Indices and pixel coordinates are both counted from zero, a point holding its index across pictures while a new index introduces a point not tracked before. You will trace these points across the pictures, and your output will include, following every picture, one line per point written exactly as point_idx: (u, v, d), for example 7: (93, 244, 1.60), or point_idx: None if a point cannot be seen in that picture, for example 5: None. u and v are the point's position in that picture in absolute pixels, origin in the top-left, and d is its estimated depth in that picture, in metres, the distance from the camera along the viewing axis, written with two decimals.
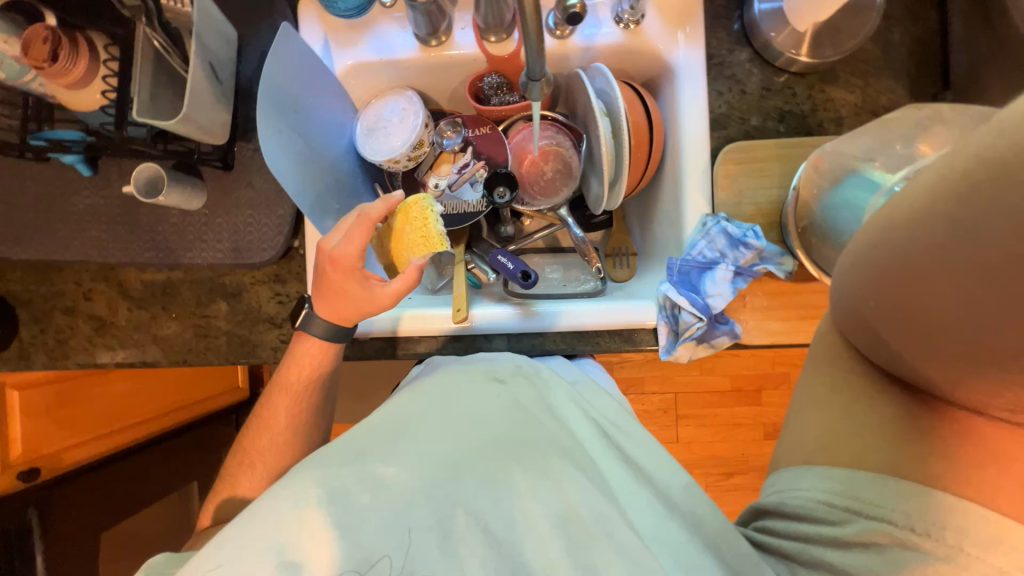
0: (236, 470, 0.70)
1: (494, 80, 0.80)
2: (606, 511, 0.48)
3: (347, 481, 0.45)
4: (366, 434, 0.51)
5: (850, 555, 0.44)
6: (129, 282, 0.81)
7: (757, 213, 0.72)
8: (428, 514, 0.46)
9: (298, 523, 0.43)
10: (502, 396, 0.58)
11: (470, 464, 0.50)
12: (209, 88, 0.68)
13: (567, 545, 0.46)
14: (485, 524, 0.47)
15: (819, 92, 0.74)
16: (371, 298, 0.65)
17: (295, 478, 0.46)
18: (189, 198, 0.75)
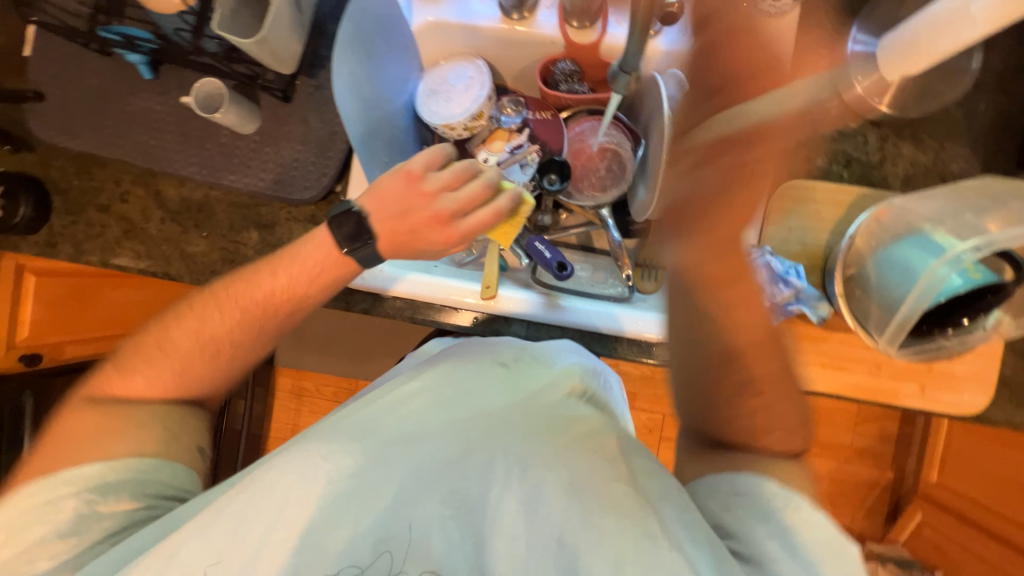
0: (129, 360, 0.63)
1: (567, 66, 0.79)
2: (602, 487, 0.51)
3: (348, 462, 0.53)
4: (367, 413, 0.58)
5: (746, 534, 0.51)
6: (168, 192, 0.81)
7: (802, 253, 0.71)
8: (429, 492, 0.53)
9: (309, 498, 0.51)
10: (502, 382, 0.61)
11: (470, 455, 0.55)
12: (289, 15, 0.67)
13: (570, 516, 0.49)
14: (487, 499, 0.52)
15: (891, 145, 0.72)
16: (437, 247, 0.65)
17: (303, 462, 0.53)
18: (244, 121, 0.75)
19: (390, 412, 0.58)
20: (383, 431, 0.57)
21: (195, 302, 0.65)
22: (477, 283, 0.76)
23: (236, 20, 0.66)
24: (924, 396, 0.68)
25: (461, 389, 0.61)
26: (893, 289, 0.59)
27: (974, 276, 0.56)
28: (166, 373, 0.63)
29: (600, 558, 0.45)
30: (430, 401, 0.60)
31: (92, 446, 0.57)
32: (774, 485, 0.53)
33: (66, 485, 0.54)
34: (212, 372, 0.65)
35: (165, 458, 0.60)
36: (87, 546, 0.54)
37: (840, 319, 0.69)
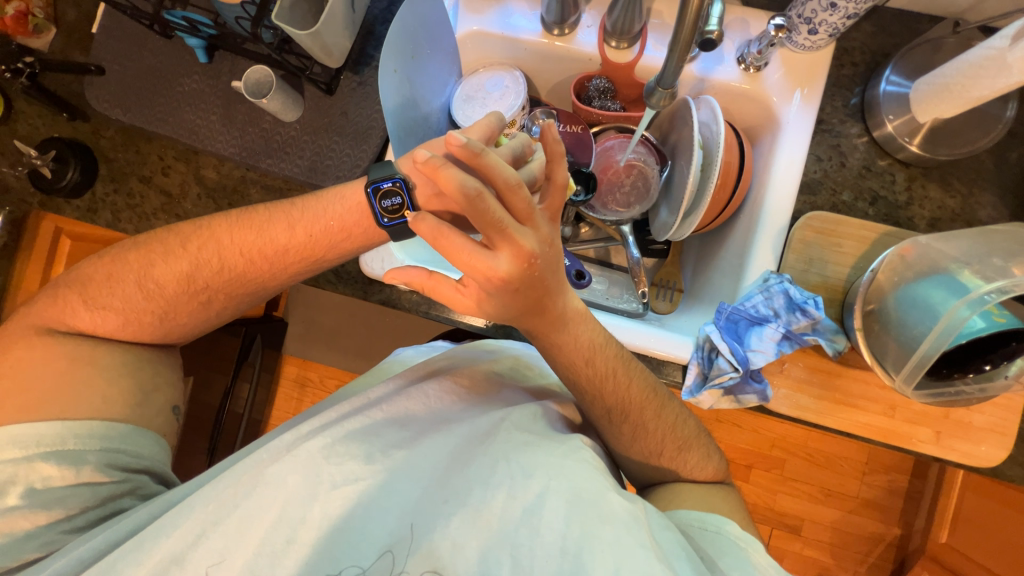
0: (101, 294, 0.64)
1: (601, 83, 0.82)
2: (604, 497, 0.50)
3: (353, 465, 0.53)
4: (373, 416, 0.58)
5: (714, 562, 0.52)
6: (207, 170, 0.84)
7: (821, 286, 0.70)
8: (433, 498, 0.52)
9: (314, 497, 0.52)
10: (497, 390, 0.66)
11: (471, 463, 0.55)
12: (343, 14, 0.71)
13: (574, 524, 0.48)
14: (487, 506, 0.50)
15: (918, 187, 0.72)
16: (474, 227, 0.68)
17: (304, 460, 0.53)
18: (287, 109, 0.78)
19: (394, 418, 0.59)
20: (384, 434, 0.57)
21: (185, 241, 0.65)
22: None
23: (293, 15, 0.70)
24: (939, 443, 0.67)
25: (466, 405, 0.63)
26: (912, 327, 0.59)
27: (998, 319, 0.54)
28: (144, 312, 0.65)
29: (603, 568, 0.45)
30: (437, 412, 0.62)
31: (51, 405, 0.58)
32: (736, 529, 0.56)
33: (17, 447, 0.55)
34: (191, 315, 0.67)
35: (134, 425, 0.62)
36: (47, 522, 0.55)
37: (856, 355, 0.68)
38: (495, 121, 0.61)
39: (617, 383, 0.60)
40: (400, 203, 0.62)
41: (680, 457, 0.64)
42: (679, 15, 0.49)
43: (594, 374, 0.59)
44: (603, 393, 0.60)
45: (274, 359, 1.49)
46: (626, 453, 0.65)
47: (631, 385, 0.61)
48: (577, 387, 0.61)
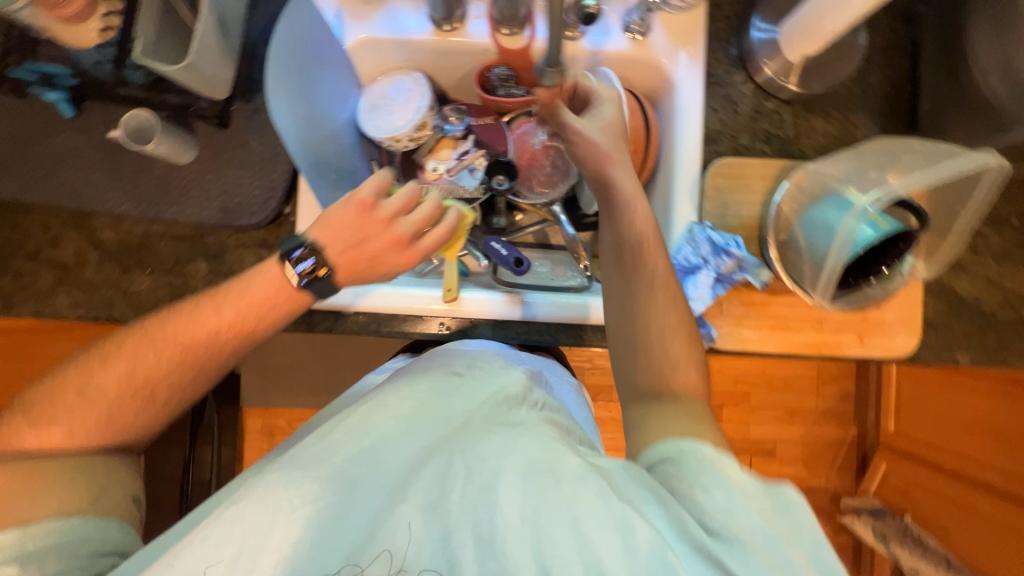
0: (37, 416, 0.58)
1: (502, 72, 0.83)
2: (562, 461, 0.51)
3: (311, 485, 0.52)
4: (330, 437, 0.56)
5: (702, 496, 0.45)
6: (103, 232, 0.77)
7: (740, 226, 0.76)
8: (392, 501, 0.52)
9: (270, 526, 0.49)
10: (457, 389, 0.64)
11: (431, 461, 0.54)
12: (218, 41, 0.67)
13: (530, 493, 0.49)
14: (448, 495, 0.50)
15: (803, 120, 0.79)
16: (397, 268, 0.66)
17: (264, 494, 0.51)
18: (180, 151, 0.73)
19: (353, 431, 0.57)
20: (341, 451, 0.55)
21: (120, 345, 0.61)
22: (439, 289, 0.78)
23: (162, 49, 0.65)
24: (863, 344, 0.74)
25: (433, 405, 0.61)
26: (818, 247, 0.65)
27: (882, 225, 0.61)
28: (88, 432, 0.59)
29: (562, 526, 0.46)
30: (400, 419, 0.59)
31: None
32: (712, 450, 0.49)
33: None
34: (142, 420, 0.62)
35: (94, 516, 0.56)
36: None
37: (781, 283, 0.74)
38: (384, 176, 0.64)
39: (673, 312, 0.64)
40: (312, 265, 0.61)
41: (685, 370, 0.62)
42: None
43: (661, 293, 0.65)
44: (665, 321, 0.64)
45: (234, 414, 1.41)
46: (641, 374, 0.63)
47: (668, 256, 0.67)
48: (639, 241, 0.65)
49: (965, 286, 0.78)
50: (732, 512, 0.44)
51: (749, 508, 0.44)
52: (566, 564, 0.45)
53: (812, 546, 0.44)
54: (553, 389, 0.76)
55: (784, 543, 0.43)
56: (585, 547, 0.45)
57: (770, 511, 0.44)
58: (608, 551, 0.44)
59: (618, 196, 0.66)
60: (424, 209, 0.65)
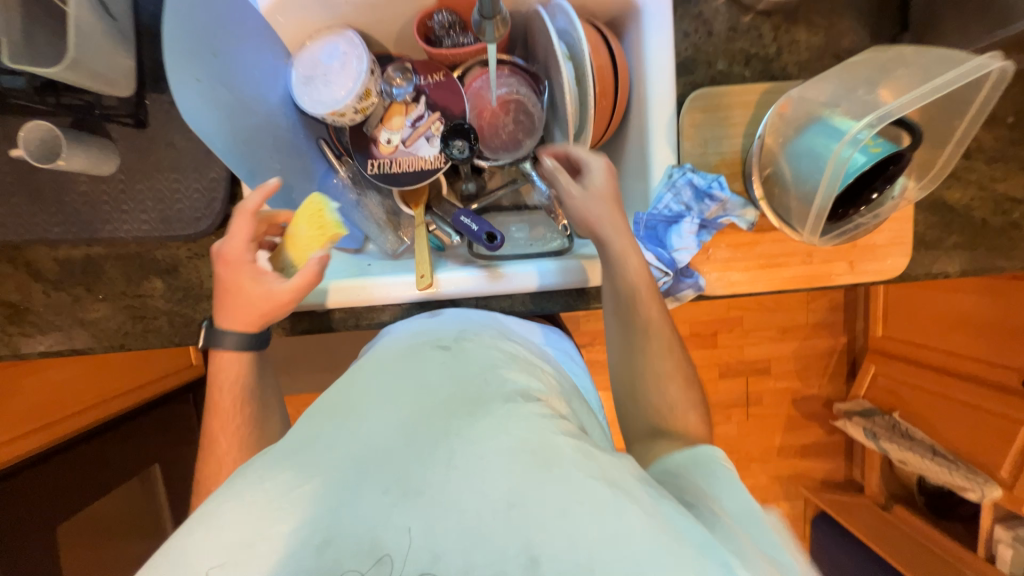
0: None
1: (443, 18, 0.74)
2: (551, 440, 0.46)
3: (287, 474, 0.45)
4: (314, 430, 0.51)
5: (726, 497, 0.47)
6: (40, 262, 0.70)
7: (722, 163, 0.70)
8: (370, 488, 0.44)
9: (246, 519, 0.42)
10: (444, 361, 0.60)
11: (415, 439, 0.48)
12: (101, 26, 0.56)
13: (520, 470, 0.44)
14: (430, 479, 0.44)
15: (784, 33, 0.71)
16: (251, 277, 0.61)
17: (238, 489, 0.45)
18: (99, 162, 0.65)
19: (336, 416, 0.52)
20: (322, 435, 0.49)
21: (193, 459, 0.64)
22: (411, 274, 0.73)
23: (36, 47, 0.55)
24: (854, 271, 0.72)
25: (411, 379, 0.57)
26: (807, 181, 0.60)
27: (874, 150, 0.56)
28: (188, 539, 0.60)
29: (554, 509, 0.41)
30: (378, 400, 0.53)
31: None
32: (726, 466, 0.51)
33: None
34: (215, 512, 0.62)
35: None
36: None
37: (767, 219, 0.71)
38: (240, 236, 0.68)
39: (672, 366, 0.63)
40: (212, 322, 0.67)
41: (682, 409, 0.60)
42: None
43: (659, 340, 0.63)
44: (665, 376, 0.62)
45: None
46: (646, 422, 0.61)
47: (664, 309, 0.66)
48: (633, 295, 0.64)
49: (956, 196, 0.75)
50: (747, 516, 0.45)
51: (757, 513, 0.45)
52: (561, 551, 0.39)
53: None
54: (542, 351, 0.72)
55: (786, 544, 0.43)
56: (577, 536, 0.40)
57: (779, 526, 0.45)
58: (601, 538, 0.40)
59: (613, 251, 0.64)
60: (228, 221, 0.62)
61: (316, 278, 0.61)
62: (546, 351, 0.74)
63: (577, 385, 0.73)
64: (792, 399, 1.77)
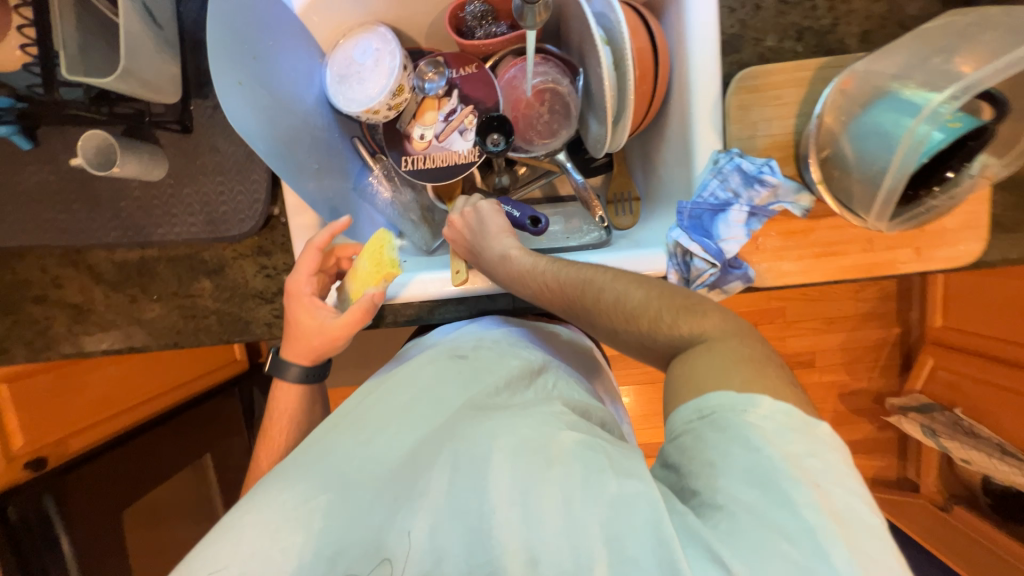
0: None
1: (477, 8, 0.72)
2: (552, 445, 0.50)
3: (305, 485, 0.50)
4: (331, 437, 0.56)
5: (742, 459, 0.43)
6: (99, 265, 0.74)
7: (773, 146, 0.66)
8: (386, 494, 0.49)
9: (274, 524, 0.47)
10: (457, 368, 0.63)
11: (424, 448, 0.53)
12: (150, 35, 0.58)
13: (520, 475, 0.48)
14: (434, 482, 0.49)
15: (840, 2, 0.65)
16: (316, 313, 0.67)
17: (268, 493, 0.50)
18: (149, 168, 0.67)
19: (353, 423, 0.57)
20: (336, 445, 0.54)
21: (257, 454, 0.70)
22: (447, 270, 0.74)
23: (91, 58, 0.57)
24: (921, 258, 0.67)
25: (423, 385, 0.61)
26: (874, 161, 0.56)
27: (954, 126, 0.52)
28: None
29: (545, 516, 0.45)
30: (391, 407, 0.59)
31: None
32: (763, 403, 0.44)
33: None
34: None
35: None
36: None
37: (823, 205, 0.66)
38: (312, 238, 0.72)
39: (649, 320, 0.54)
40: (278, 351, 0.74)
41: (681, 325, 0.52)
42: None
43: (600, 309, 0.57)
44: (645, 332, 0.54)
45: None
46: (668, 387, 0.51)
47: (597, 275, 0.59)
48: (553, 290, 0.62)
49: None
50: (755, 477, 0.42)
51: (774, 456, 0.42)
52: (558, 547, 0.44)
53: (840, 488, 0.42)
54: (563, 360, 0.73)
55: (808, 489, 0.41)
56: (576, 530, 0.44)
57: (796, 460, 0.42)
58: (600, 534, 0.43)
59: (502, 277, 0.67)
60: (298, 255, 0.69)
61: (365, 313, 0.65)
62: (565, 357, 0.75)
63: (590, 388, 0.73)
64: (839, 393, 1.68)
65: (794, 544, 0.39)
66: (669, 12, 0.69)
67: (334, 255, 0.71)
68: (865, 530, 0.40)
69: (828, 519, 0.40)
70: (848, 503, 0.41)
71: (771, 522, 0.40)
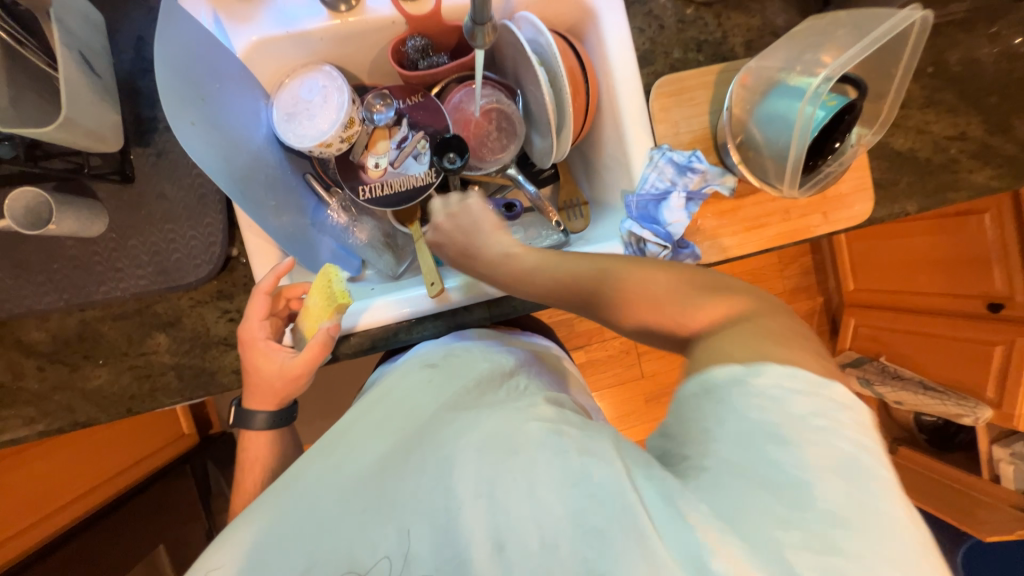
0: None
1: (418, 42, 0.76)
2: (520, 431, 0.48)
3: (274, 507, 0.50)
4: (307, 462, 0.55)
5: (731, 420, 0.41)
6: (31, 336, 0.67)
7: (695, 139, 0.76)
8: (357, 503, 0.48)
9: (246, 550, 0.47)
10: (428, 378, 0.63)
11: (398, 454, 0.52)
12: (88, 85, 0.56)
13: (486, 464, 0.46)
14: (404, 483, 0.48)
15: (726, 19, 0.78)
16: (274, 357, 0.64)
17: (240, 522, 0.50)
18: (88, 222, 0.63)
19: (326, 446, 0.57)
20: (310, 470, 0.54)
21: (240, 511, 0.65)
22: (422, 287, 0.74)
23: (23, 111, 0.54)
24: (829, 220, 0.78)
25: (397, 401, 0.61)
26: (779, 140, 0.66)
27: (831, 104, 0.64)
28: None
29: (515, 498, 0.43)
30: (365, 424, 0.59)
31: None
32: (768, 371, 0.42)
33: None
34: None
35: None
36: None
37: (745, 185, 0.76)
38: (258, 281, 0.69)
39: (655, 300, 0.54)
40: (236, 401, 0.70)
41: (688, 305, 0.52)
42: None
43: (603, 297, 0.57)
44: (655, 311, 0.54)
45: None
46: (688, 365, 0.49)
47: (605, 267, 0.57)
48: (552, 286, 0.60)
49: (899, 141, 0.83)
50: (740, 431, 0.40)
51: (759, 415, 0.40)
52: (524, 532, 0.41)
53: (828, 431, 0.40)
54: (539, 366, 0.72)
55: (794, 440, 0.39)
56: (539, 512, 0.42)
57: (798, 428, 0.40)
58: (563, 512, 0.41)
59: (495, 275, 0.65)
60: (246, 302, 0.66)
61: (326, 348, 0.64)
62: (536, 359, 0.74)
63: (567, 390, 0.72)
64: None
65: (776, 496, 0.37)
66: (589, 36, 0.79)
67: (282, 297, 0.68)
68: (857, 477, 0.38)
69: (810, 468, 0.38)
70: (838, 450, 0.39)
71: (752, 474, 0.38)
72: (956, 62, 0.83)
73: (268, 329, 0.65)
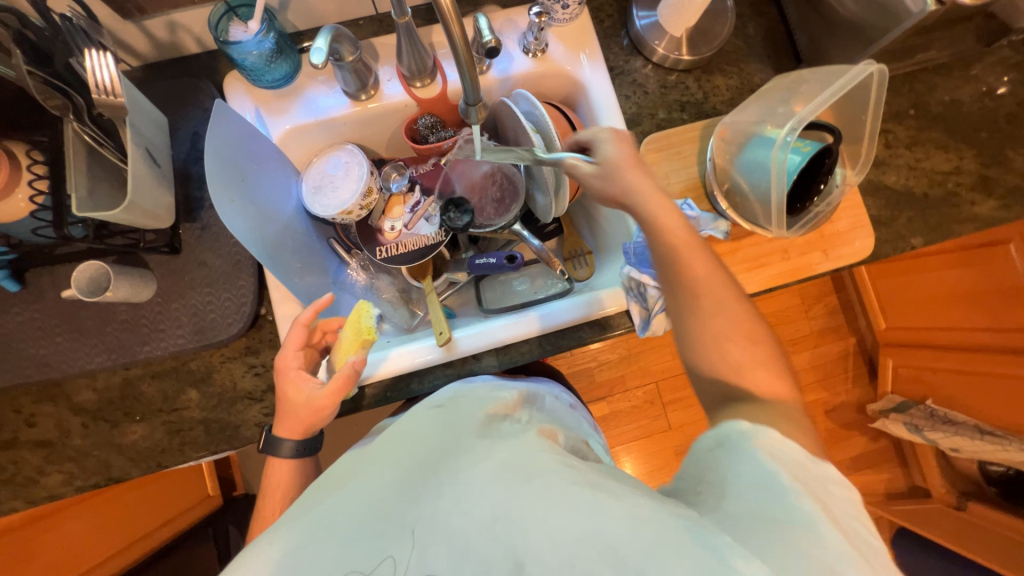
0: None
1: (427, 121, 0.86)
2: (535, 460, 0.48)
3: (289, 534, 0.48)
4: (320, 493, 0.54)
5: (747, 473, 0.42)
6: (79, 394, 0.74)
7: (686, 188, 0.81)
8: (373, 528, 0.47)
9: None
10: (439, 417, 0.63)
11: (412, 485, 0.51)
12: (150, 172, 0.67)
13: (504, 487, 0.45)
14: (421, 510, 0.47)
15: (706, 81, 0.86)
16: (305, 387, 0.66)
17: (249, 550, 0.47)
18: (140, 289, 0.72)
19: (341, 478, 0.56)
20: (327, 499, 0.52)
21: None
22: (431, 337, 0.78)
23: (97, 198, 0.64)
24: (830, 257, 0.79)
25: (408, 436, 0.60)
26: (759, 186, 0.70)
27: (805, 149, 0.67)
28: None
29: (536, 519, 0.42)
30: (377, 458, 0.58)
31: None
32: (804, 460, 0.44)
33: None
34: None
35: None
36: None
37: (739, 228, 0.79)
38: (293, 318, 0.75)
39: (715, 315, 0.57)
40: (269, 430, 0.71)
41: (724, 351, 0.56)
42: (454, 55, 0.54)
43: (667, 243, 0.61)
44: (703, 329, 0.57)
45: None
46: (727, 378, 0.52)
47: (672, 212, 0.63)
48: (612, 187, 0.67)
49: (892, 178, 0.85)
50: (757, 481, 0.41)
51: (777, 475, 0.42)
52: (545, 550, 0.40)
53: (837, 505, 0.41)
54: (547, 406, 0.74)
55: (808, 500, 0.40)
56: (558, 532, 0.41)
57: (800, 475, 0.42)
58: (583, 531, 0.40)
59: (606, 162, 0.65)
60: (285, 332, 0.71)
61: (346, 382, 0.65)
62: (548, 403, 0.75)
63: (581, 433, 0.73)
64: (825, 411, 1.75)
65: (805, 546, 0.36)
66: (581, 104, 0.88)
67: (320, 329, 0.73)
68: (859, 539, 0.39)
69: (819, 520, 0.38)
70: (848, 520, 0.40)
71: (773, 517, 0.38)
72: (937, 103, 0.87)
73: (303, 359, 0.69)
